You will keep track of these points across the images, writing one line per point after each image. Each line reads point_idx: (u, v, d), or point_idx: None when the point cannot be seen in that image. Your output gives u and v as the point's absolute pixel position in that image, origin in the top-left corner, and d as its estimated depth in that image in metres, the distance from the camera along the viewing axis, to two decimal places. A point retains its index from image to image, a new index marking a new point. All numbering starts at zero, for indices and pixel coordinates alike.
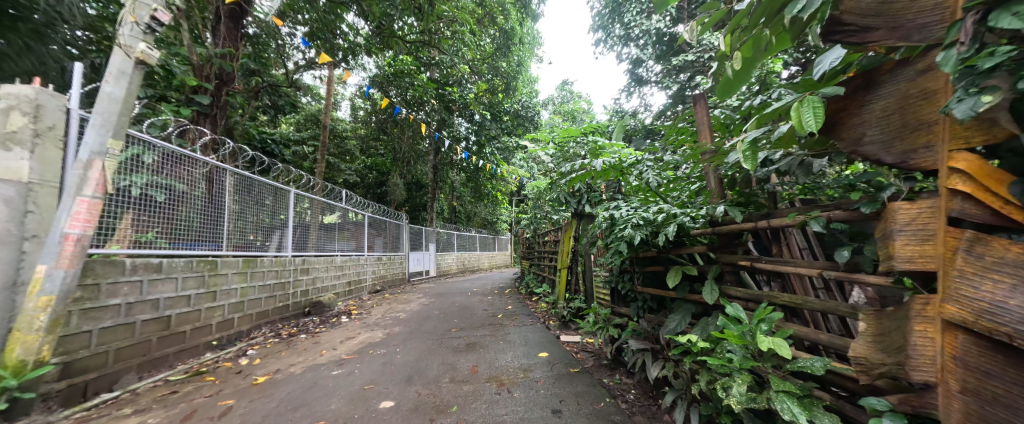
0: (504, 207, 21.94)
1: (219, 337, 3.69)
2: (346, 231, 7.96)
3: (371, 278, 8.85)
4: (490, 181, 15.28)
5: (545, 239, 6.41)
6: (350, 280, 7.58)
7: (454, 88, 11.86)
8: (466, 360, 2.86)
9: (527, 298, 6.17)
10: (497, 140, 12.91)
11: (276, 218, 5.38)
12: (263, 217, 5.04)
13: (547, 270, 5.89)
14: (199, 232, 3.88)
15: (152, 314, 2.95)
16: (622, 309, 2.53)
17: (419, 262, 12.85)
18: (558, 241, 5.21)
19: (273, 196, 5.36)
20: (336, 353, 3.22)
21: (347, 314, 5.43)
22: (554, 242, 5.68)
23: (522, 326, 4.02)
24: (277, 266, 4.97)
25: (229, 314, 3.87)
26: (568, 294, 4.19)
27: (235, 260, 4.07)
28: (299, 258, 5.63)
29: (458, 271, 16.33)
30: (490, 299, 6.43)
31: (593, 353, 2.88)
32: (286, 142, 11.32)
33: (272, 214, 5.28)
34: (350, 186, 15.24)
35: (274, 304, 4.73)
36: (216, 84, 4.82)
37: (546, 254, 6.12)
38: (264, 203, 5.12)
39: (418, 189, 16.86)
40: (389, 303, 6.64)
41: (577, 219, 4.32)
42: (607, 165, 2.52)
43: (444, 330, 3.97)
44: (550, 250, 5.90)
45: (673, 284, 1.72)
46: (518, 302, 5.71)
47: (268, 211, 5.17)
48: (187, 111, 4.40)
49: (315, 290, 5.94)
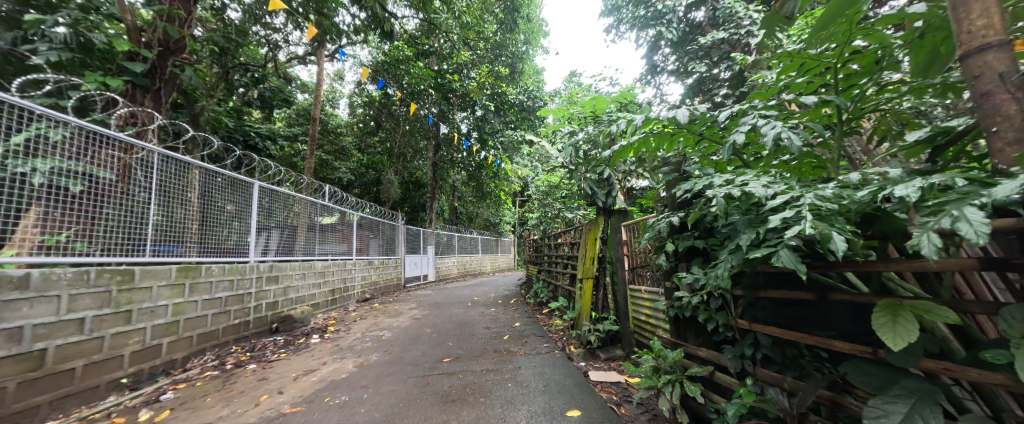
0: (507, 208, 20.98)
1: (133, 373, 2.79)
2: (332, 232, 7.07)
3: (361, 285, 7.96)
4: (492, 179, 14.36)
5: (558, 241, 5.49)
6: (334, 289, 6.65)
7: (454, 76, 11.05)
8: (458, 421, 1.95)
9: (538, 311, 5.24)
10: (501, 134, 12.01)
11: (246, 218, 4.59)
12: (230, 216, 4.29)
13: (563, 278, 4.95)
14: (126, 235, 3.09)
15: (7, 351, 2.09)
16: (703, 352, 1.61)
17: (417, 265, 11.92)
18: (578, 244, 4.26)
19: (244, 192, 4.59)
20: (279, 401, 2.32)
21: (320, 331, 4.51)
22: (571, 245, 4.74)
23: (534, 355, 3.11)
24: (234, 274, 4.05)
25: (153, 341, 2.98)
26: (594, 313, 3.25)
27: (167, 269, 3.16)
28: (266, 264, 4.73)
29: (459, 275, 15.38)
30: (494, 311, 5.51)
31: (647, 411, 1.95)
32: (273, 136, 10.48)
33: (243, 213, 4.52)
34: (345, 185, 14.40)
35: (225, 323, 3.82)
36: (158, 52, 3.97)
37: (560, 258, 5.20)
38: (232, 199, 4.36)
39: (417, 189, 15.97)
40: (376, 315, 5.70)
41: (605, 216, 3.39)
42: (692, 125, 1.53)
43: (434, 360, 3.05)
44: (564, 254, 4.97)
45: (897, 343, 0.77)
46: (527, 318, 4.77)
47: (237, 209, 4.41)
48: (116, 82, 3.55)
49: (287, 302, 5.02)
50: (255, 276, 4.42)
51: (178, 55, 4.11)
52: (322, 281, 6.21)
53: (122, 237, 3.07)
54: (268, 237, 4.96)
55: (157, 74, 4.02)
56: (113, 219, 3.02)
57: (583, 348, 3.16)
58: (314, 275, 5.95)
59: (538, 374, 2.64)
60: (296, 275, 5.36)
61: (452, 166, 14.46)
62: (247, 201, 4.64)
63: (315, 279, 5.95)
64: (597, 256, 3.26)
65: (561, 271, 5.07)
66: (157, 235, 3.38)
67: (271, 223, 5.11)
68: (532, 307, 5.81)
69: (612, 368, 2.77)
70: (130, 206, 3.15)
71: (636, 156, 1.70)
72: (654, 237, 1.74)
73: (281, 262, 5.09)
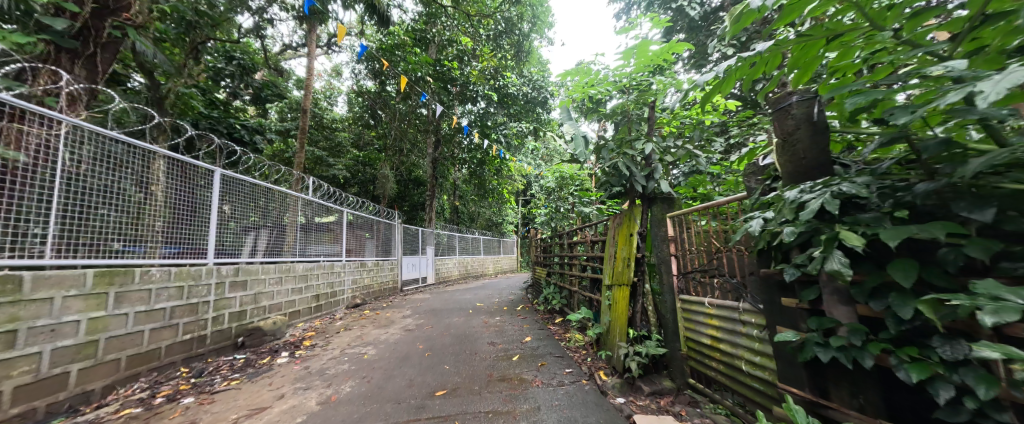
0: (510, 208, 20.25)
1: (18, 414, 2.11)
2: (319, 230, 6.37)
3: (351, 289, 7.23)
4: (495, 176, 13.61)
5: (573, 240, 4.79)
6: (319, 294, 5.93)
7: (454, 64, 10.39)
8: None
9: (551, 322, 4.52)
10: (503, 127, 11.26)
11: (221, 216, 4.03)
12: (199, 213, 3.72)
13: (581, 282, 4.24)
14: (27, 232, 2.35)
15: None
16: None
17: (415, 267, 11.21)
18: (603, 241, 3.55)
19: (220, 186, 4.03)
20: None
21: (292, 347, 3.79)
22: (591, 245, 4.01)
23: (556, 388, 2.38)
24: (184, 279, 3.32)
25: (55, 369, 2.29)
26: (631, 331, 2.52)
27: (80, 275, 2.45)
28: (233, 267, 4.02)
29: (460, 277, 14.64)
30: (499, 320, 4.80)
31: None
32: (260, 129, 9.83)
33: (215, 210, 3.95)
34: (340, 183, 13.74)
35: (170, 340, 3.11)
36: (93, 10, 3.28)
37: (576, 259, 4.49)
38: (204, 194, 3.79)
39: (417, 187, 15.28)
40: (363, 325, 4.98)
41: (644, 204, 2.67)
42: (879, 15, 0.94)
43: (423, 395, 2.33)
44: (582, 254, 4.26)
45: None
46: (539, 330, 4.03)
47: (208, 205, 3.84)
48: (31, 43, 2.87)
49: (257, 312, 4.30)
50: (216, 281, 3.70)
51: (120, 15, 3.42)
52: (304, 286, 5.48)
53: (23, 234, 2.33)
54: (244, 238, 4.34)
55: (93, 38, 3.33)
56: (27, 214, 2.36)
57: (618, 378, 2.42)
58: (295, 279, 5.23)
59: (566, 422, 1.90)
60: (271, 279, 4.65)
61: (453, 163, 13.76)
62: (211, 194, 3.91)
63: (295, 283, 5.23)
64: (632, 257, 2.56)
65: (578, 275, 4.34)
66: (84, 235, 2.67)
67: (247, 221, 4.47)
68: (544, 316, 5.07)
69: (665, 411, 2.03)
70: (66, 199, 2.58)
71: (731, 92, 1.21)
72: (801, 228, 1.02)
73: (252, 264, 4.39)
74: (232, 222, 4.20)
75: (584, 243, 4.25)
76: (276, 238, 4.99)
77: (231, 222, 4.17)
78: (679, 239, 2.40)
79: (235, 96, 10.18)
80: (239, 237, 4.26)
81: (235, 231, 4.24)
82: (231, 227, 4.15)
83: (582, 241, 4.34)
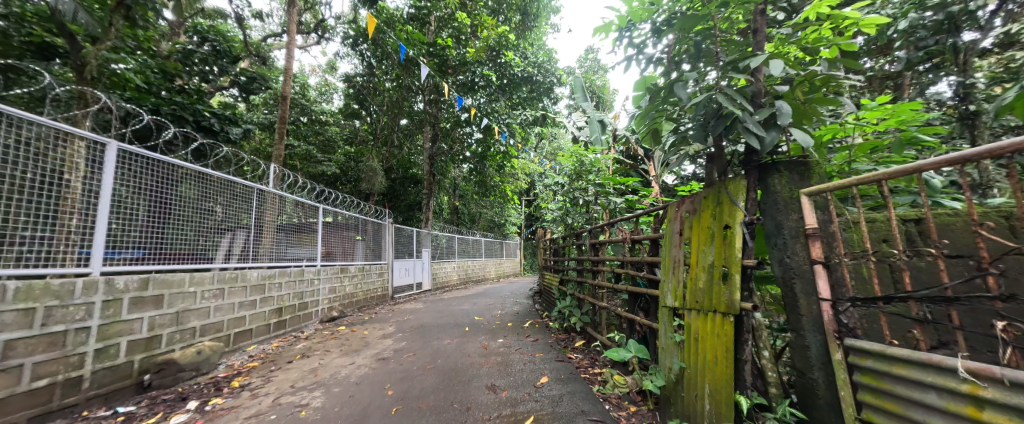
0: (513, 209, 19.24)
1: None
2: (287, 230, 5.32)
3: (328, 300, 6.15)
4: (496, 172, 12.59)
5: (598, 239, 3.73)
6: (281, 308, 4.85)
7: (450, 45, 9.49)
8: None
9: (572, 349, 3.41)
10: (504, 115, 10.21)
11: (195, 217, 3.70)
12: (167, 213, 3.39)
13: (615, 297, 3.14)
14: None
15: None
16: None
17: (409, 272, 10.19)
18: (656, 239, 2.44)
19: (196, 184, 3.71)
20: None
21: (210, 392, 2.68)
22: (631, 246, 2.89)
23: None
24: (41, 300, 2.28)
25: None
26: (737, 402, 1.40)
27: None
28: (144, 278, 2.97)
29: (460, 282, 13.62)
30: (503, 344, 3.72)
31: None
32: (236, 119, 8.92)
33: (189, 211, 3.62)
34: (331, 181, 12.81)
35: (3, 392, 2.07)
36: None
37: (605, 264, 3.41)
38: (175, 193, 3.48)
39: (413, 185, 14.28)
40: (326, 351, 3.84)
41: (755, 173, 1.53)
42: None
43: None
44: (615, 258, 3.17)
45: None
46: (558, 365, 2.91)
47: (180, 204, 3.52)
48: None
49: (179, 337, 3.25)
50: (103, 300, 2.64)
51: None
52: (259, 299, 4.39)
53: None
54: (214, 241, 3.90)
55: None
56: None
57: None
58: (245, 290, 4.16)
59: None
60: (206, 292, 3.59)
61: (453, 159, 12.80)
62: (173, 191, 3.44)
63: (245, 295, 4.15)
64: (737, 268, 1.46)
65: (609, 287, 3.22)
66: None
67: (223, 221, 4.08)
68: (559, 339, 3.94)
69: None
70: (9, 197, 2.29)
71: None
72: None
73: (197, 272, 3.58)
74: (203, 223, 3.80)
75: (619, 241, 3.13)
76: (232, 240, 4.15)
77: (203, 223, 3.79)
78: (836, 236, 1.27)
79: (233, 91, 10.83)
80: (209, 239, 3.84)
81: (195, 232, 3.68)
82: (200, 230, 3.74)
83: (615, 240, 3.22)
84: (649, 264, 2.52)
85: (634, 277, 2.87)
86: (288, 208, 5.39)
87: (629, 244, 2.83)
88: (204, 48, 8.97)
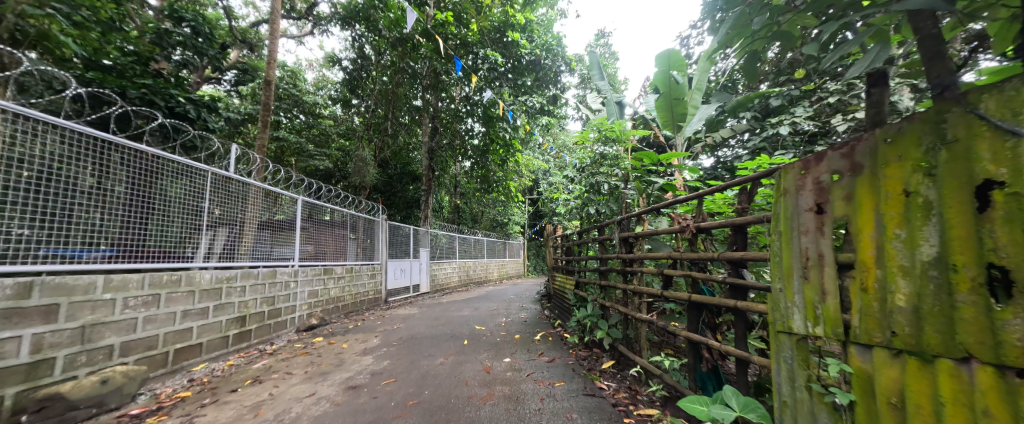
0: (517, 208, 18.42)
1: None
2: (256, 224, 4.53)
3: (308, 306, 5.36)
4: (500, 166, 11.77)
5: (633, 234, 2.90)
6: (245, 316, 4.06)
7: (450, 25, 8.72)
8: None
9: (602, 377, 2.60)
10: (508, 103, 9.48)
11: (183, 214, 3.52)
12: (146, 208, 3.19)
13: (666, 307, 2.31)
14: None
15: None
16: None
17: (405, 274, 9.42)
18: (752, 222, 1.55)
19: (179, 177, 3.51)
20: None
21: None
22: (692, 238, 2.04)
23: None
24: None
25: None
26: None
27: None
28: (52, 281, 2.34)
29: (460, 284, 12.84)
30: (510, 367, 2.92)
31: None
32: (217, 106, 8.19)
33: (172, 206, 3.40)
34: (325, 177, 12.10)
35: None
36: None
37: (649, 264, 2.58)
38: (157, 186, 3.28)
39: (412, 181, 13.56)
40: (289, 373, 3.04)
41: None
42: None
43: None
44: (665, 256, 2.34)
45: None
46: (588, 405, 2.11)
47: (163, 198, 3.31)
48: None
49: (84, 359, 2.47)
50: None
51: None
52: (212, 306, 3.60)
53: None
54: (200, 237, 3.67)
55: None
56: None
57: None
58: (192, 296, 3.38)
59: None
60: (131, 300, 2.82)
61: (453, 153, 12.02)
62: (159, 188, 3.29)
63: (192, 302, 3.37)
64: None
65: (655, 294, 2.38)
66: None
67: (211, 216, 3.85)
68: (581, 360, 3.12)
69: None
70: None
71: None
72: None
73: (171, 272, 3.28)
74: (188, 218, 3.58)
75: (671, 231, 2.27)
76: (217, 238, 3.87)
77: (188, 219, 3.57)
78: None
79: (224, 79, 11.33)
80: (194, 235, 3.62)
81: (184, 230, 3.51)
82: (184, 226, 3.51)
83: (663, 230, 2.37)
84: (732, 263, 1.67)
85: (698, 283, 2.02)
86: (256, 196, 4.60)
87: (691, 235, 1.99)
88: (182, 29, 8.29)
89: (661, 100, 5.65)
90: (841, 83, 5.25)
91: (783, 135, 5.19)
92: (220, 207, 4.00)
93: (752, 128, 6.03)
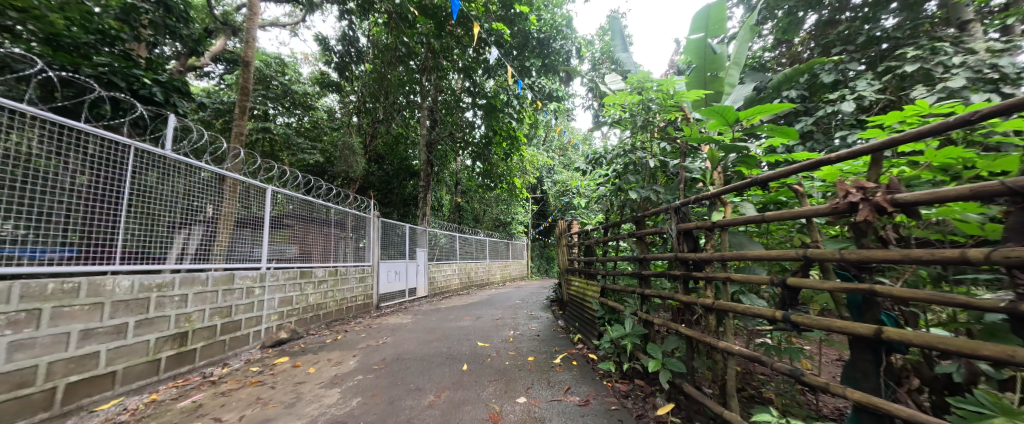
0: (521, 206, 17.61)
1: None
2: (220, 220, 3.87)
3: (279, 316, 4.52)
4: (504, 160, 10.94)
5: (705, 225, 2.00)
6: (188, 333, 3.22)
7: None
8: None
9: None
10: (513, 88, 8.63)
11: (168, 214, 3.34)
12: (128, 206, 3.01)
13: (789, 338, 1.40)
14: None
15: None
16: None
17: (401, 277, 8.62)
18: None
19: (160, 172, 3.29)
20: None
21: None
22: (863, 225, 1.12)
23: None
24: None
25: None
26: None
27: None
28: None
29: (461, 286, 12.06)
30: (527, 414, 2.06)
31: None
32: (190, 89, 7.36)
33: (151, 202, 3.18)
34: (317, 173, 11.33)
35: None
36: None
37: (745, 266, 1.68)
38: (140, 184, 3.09)
39: (410, 178, 12.81)
40: (215, 421, 2.18)
41: None
42: None
43: None
44: (786, 257, 1.44)
45: None
46: None
47: (143, 193, 3.10)
48: None
49: None
50: None
51: None
52: (134, 322, 2.76)
53: None
54: (179, 234, 3.44)
55: None
56: None
57: None
58: (100, 309, 2.54)
59: None
60: None
61: (453, 146, 11.20)
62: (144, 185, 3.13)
63: (99, 318, 2.53)
64: None
65: (766, 318, 1.48)
66: None
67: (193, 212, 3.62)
68: (626, 403, 2.24)
69: None
70: None
71: None
72: None
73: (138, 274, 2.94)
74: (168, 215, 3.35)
75: (798, 215, 1.35)
76: (197, 238, 3.57)
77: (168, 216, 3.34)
78: None
79: (212, 65, 11.11)
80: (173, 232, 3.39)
81: (166, 230, 3.30)
82: (163, 223, 3.29)
83: (777, 213, 1.45)
84: None
85: (879, 307, 1.11)
86: (219, 185, 3.92)
87: (870, 218, 1.06)
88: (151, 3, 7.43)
89: (692, 74, 4.76)
90: (918, 50, 4.36)
91: (846, 112, 4.25)
92: (198, 204, 3.67)
93: (797, 110, 4.95)
